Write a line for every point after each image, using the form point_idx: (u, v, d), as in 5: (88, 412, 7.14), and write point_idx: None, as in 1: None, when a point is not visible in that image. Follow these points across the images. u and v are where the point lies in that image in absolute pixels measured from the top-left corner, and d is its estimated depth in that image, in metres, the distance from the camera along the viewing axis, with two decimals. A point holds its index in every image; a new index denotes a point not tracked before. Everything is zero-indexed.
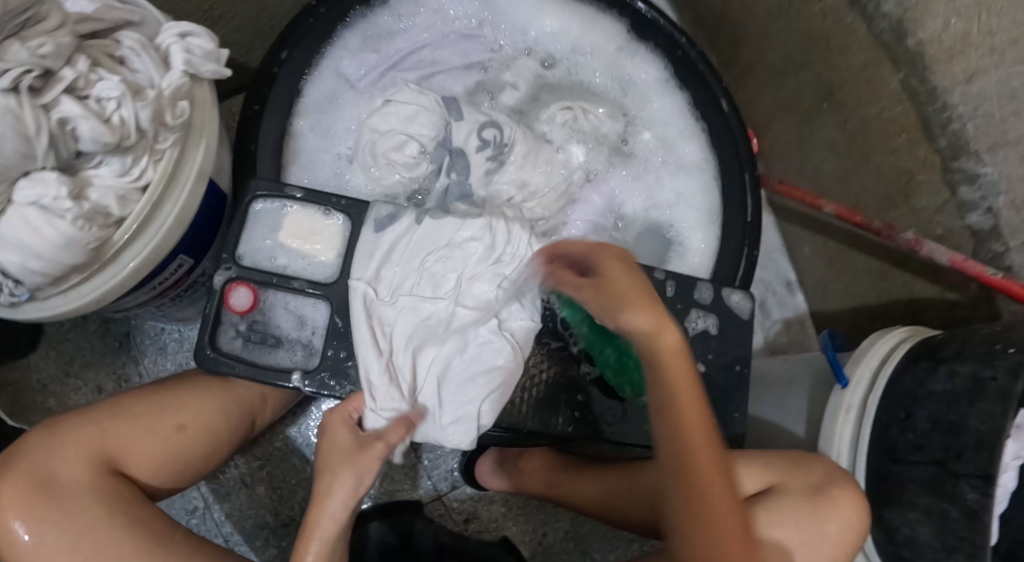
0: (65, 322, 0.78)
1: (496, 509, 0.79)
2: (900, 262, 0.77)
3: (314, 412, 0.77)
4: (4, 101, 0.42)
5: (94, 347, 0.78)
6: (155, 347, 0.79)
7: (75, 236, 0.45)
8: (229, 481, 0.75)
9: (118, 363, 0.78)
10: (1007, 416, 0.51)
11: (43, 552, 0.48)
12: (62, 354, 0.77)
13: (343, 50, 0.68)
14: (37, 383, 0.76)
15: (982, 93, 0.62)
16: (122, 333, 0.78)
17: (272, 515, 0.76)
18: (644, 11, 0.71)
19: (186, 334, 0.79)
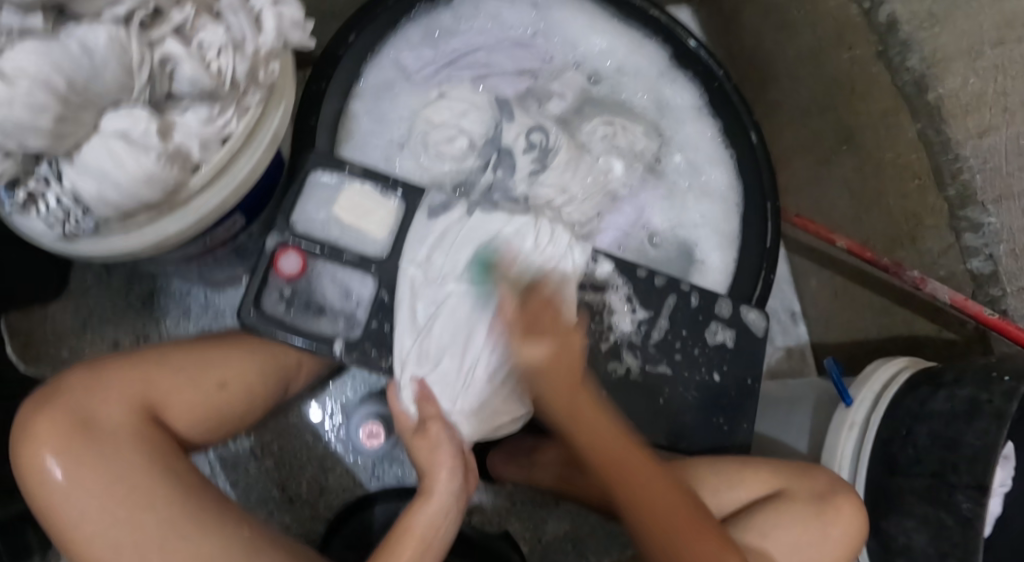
0: (88, 275, 0.78)
1: (501, 502, 0.83)
2: (901, 299, 0.82)
3: (333, 390, 0.80)
4: (115, 30, 0.46)
5: (116, 304, 0.78)
6: (179, 309, 0.78)
7: (157, 172, 0.48)
8: (240, 452, 0.78)
9: (140, 323, 0.77)
10: (1001, 434, 0.59)
11: (76, 489, 0.49)
12: (82, 307, 0.77)
13: (405, 43, 0.75)
14: (52, 332, 0.76)
15: (993, 148, 0.68)
16: (147, 291, 0.78)
17: (278, 489, 0.78)
18: (694, 48, 0.77)
19: (212, 301, 0.79)
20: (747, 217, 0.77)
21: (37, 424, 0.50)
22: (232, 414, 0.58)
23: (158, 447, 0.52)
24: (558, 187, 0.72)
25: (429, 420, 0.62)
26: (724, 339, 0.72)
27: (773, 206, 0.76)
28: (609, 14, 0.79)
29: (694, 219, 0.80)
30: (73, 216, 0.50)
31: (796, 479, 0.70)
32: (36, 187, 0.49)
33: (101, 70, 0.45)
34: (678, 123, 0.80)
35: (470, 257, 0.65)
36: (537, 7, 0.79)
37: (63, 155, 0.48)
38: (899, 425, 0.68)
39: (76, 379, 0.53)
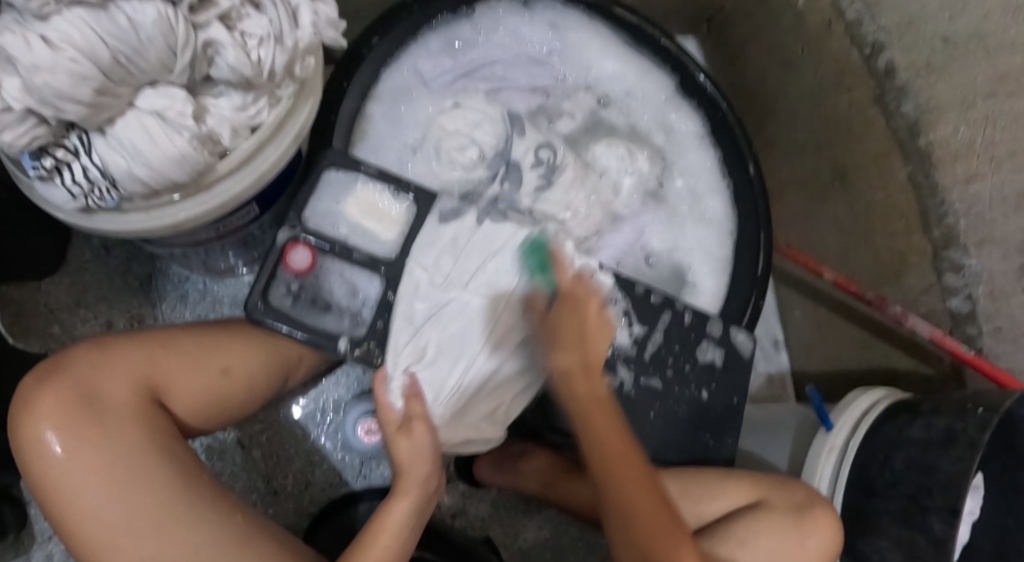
0: (86, 252, 0.77)
1: (485, 508, 0.84)
2: (882, 333, 0.84)
3: (326, 385, 0.80)
4: (164, 10, 0.46)
5: (112, 284, 0.78)
6: (177, 294, 0.79)
7: (189, 154, 0.49)
8: (227, 441, 0.78)
9: (136, 303, 0.78)
10: (974, 459, 0.61)
11: (73, 466, 0.48)
12: (77, 283, 0.76)
13: (423, 51, 0.74)
14: (44, 306, 0.75)
15: (978, 194, 0.71)
16: (145, 273, 0.79)
17: (264, 481, 0.78)
18: (703, 82, 0.79)
19: (210, 288, 0.80)
20: (742, 246, 0.78)
21: (40, 395, 0.49)
22: (233, 402, 0.58)
23: (162, 429, 0.52)
24: (562, 204, 0.73)
25: (414, 419, 0.61)
26: (713, 357, 0.73)
27: (766, 237, 0.77)
28: (623, 40, 0.80)
29: (689, 245, 0.80)
30: (98, 188, 0.51)
31: (777, 492, 0.70)
32: (65, 156, 0.50)
33: (145, 47, 0.47)
34: (681, 151, 0.82)
35: (473, 263, 0.66)
36: (554, 26, 0.79)
37: (96, 128, 0.49)
38: (875, 450, 0.71)
39: (81, 355, 0.52)
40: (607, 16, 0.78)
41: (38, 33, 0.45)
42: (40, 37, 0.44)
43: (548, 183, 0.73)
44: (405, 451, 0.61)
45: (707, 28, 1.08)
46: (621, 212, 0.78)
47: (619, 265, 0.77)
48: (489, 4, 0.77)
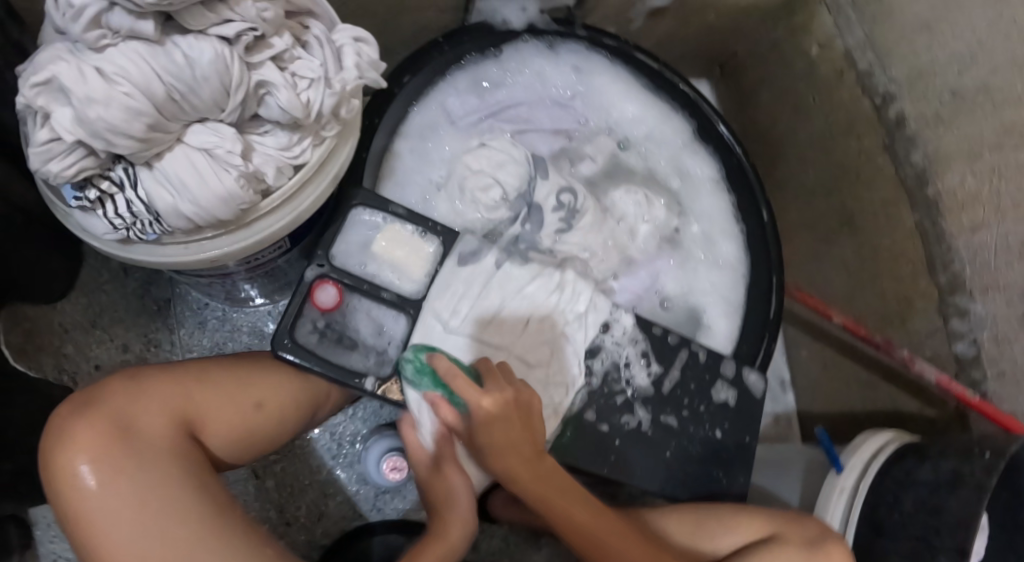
0: (104, 273, 0.76)
1: (495, 541, 0.83)
2: (888, 375, 0.86)
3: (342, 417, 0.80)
4: (221, 50, 0.47)
5: (129, 307, 0.77)
6: (195, 320, 0.79)
7: (235, 192, 0.50)
8: (241, 470, 0.77)
9: (153, 327, 0.77)
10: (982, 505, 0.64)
11: (106, 502, 0.48)
12: (91, 304, 0.76)
13: (452, 89, 0.74)
14: (58, 326, 0.74)
15: (984, 243, 0.74)
16: (163, 298, 0.79)
17: (277, 511, 0.78)
18: (724, 134, 0.82)
19: (230, 315, 0.80)
20: (754, 290, 0.81)
21: (76, 427, 0.49)
22: (263, 436, 0.58)
23: (192, 467, 0.51)
24: (580, 245, 0.76)
25: (445, 460, 0.63)
26: (727, 398, 0.74)
27: (777, 281, 0.80)
28: (644, 85, 0.81)
29: (704, 287, 0.81)
30: (141, 222, 0.51)
31: (789, 527, 0.71)
32: (110, 188, 0.50)
33: (198, 85, 0.48)
34: (699, 190, 0.83)
35: (470, 296, 0.67)
36: (578, 70, 0.80)
37: (143, 161, 0.50)
38: (884, 492, 0.72)
39: (116, 386, 0.52)
40: (628, 61, 0.80)
41: (94, 66, 0.45)
42: (96, 70, 0.45)
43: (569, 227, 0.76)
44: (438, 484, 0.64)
45: (720, 71, 1.10)
46: (637, 255, 0.80)
47: (636, 307, 0.79)
48: (516, 46, 0.77)
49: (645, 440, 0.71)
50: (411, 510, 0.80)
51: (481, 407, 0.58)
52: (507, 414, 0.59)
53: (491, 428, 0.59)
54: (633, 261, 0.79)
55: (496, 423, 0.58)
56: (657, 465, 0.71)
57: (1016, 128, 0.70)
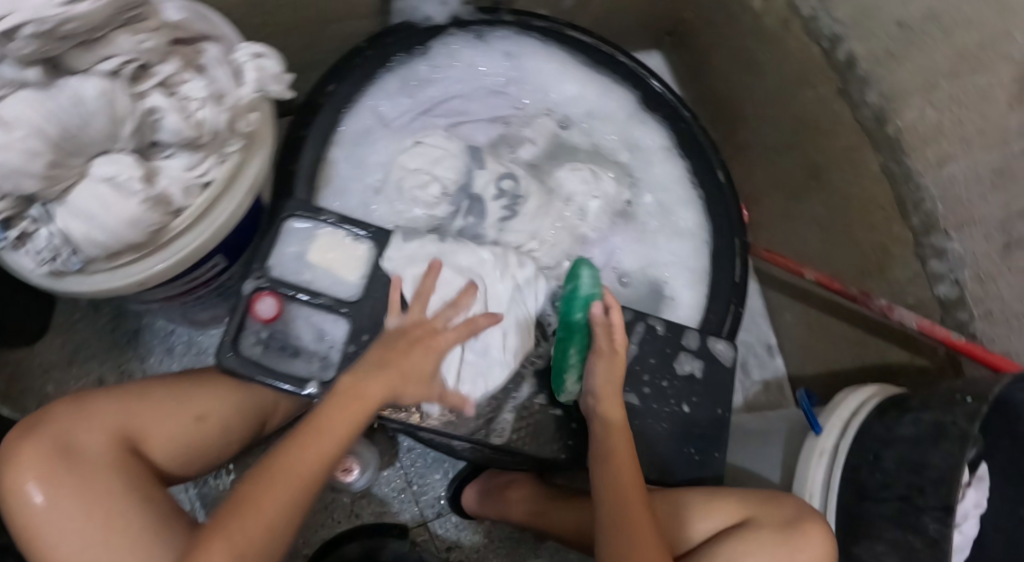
0: (75, 311, 0.81)
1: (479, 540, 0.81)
2: (874, 328, 0.81)
3: None
4: (105, 85, 0.50)
5: (101, 340, 0.81)
6: (163, 347, 0.82)
7: (142, 216, 0.53)
8: (216, 489, 0.79)
9: (124, 358, 0.80)
10: (964, 454, 0.59)
11: (54, 519, 0.51)
12: (69, 342, 0.80)
13: (382, 93, 0.75)
14: (38, 366, 0.78)
15: (953, 176, 0.71)
16: (131, 329, 0.82)
17: None
18: (657, 87, 0.81)
19: (195, 338, 0.83)
20: (717, 256, 0.78)
21: (22, 450, 0.53)
22: (209, 446, 0.60)
23: (132, 479, 0.54)
24: (527, 233, 0.75)
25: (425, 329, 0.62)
26: (692, 369, 0.72)
27: (740, 244, 0.78)
28: (582, 61, 0.80)
29: (666, 258, 0.80)
30: (63, 253, 0.54)
31: (765, 508, 0.67)
32: (30, 225, 0.53)
33: (91, 119, 0.50)
34: (648, 160, 0.81)
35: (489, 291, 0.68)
36: (509, 56, 0.79)
37: (55, 196, 0.53)
38: (864, 450, 0.68)
39: (60, 410, 0.55)
40: (562, 39, 0.79)
41: None
42: None
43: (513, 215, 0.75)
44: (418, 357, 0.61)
45: (670, 41, 1.08)
46: (589, 234, 0.78)
47: None
48: (444, 40, 0.77)
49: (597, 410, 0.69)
50: (388, 513, 0.80)
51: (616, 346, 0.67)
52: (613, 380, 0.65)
53: (598, 370, 0.66)
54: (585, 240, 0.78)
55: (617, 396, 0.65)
56: None
57: None
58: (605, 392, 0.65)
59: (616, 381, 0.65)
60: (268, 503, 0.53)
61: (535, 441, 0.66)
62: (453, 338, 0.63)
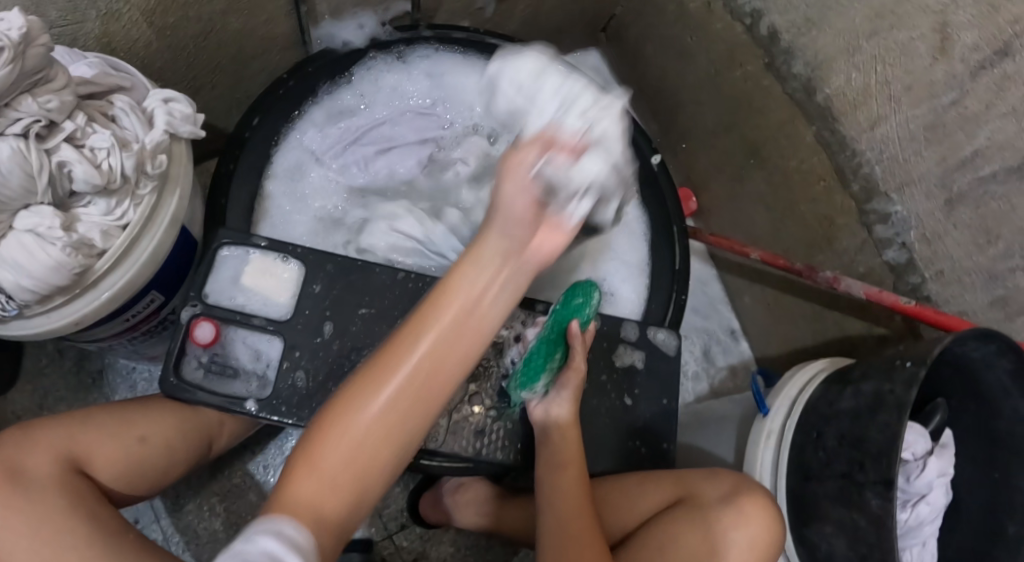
0: (43, 358, 0.85)
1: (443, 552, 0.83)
2: (829, 302, 0.79)
3: (272, 449, 0.83)
4: (16, 144, 0.55)
5: (68, 384, 0.84)
6: (126, 384, 0.86)
7: (64, 261, 0.57)
8: (186, 517, 0.80)
9: (91, 399, 0.84)
10: (902, 421, 0.56)
11: (6, 536, 0.55)
12: (39, 389, 0.83)
13: (310, 125, 0.78)
14: (12, 414, 0.82)
15: (886, 137, 0.69)
16: (96, 370, 0.86)
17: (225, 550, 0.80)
18: None
19: (154, 373, 0.86)
20: (657, 243, 0.77)
21: None
22: (154, 466, 0.65)
23: (80, 494, 0.58)
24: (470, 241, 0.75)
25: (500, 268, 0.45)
26: (632, 361, 0.70)
27: (678, 230, 0.77)
28: None
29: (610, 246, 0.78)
30: None
31: (703, 483, 0.68)
32: None
33: (7, 178, 0.55)
34: None
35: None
36: (431, 76, 0.82)
37: None
38: (808, 428, 0.66)
39: (8, 437, 0.60)
40: (482, 48, 0.81)
41: None
42: None
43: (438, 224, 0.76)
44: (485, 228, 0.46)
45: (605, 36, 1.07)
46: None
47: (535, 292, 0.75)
48: (366, 65, 0.80)
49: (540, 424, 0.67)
50: None
51: (580, 361, 0.64)
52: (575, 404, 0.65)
53: (566, 383, 0.64)
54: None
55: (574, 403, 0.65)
56: None
57: (884, 9, 0.65)
58: (564, 408, 0.64)
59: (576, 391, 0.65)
60: (321, 453, 0.45)
61: (476, 444, 0.65)
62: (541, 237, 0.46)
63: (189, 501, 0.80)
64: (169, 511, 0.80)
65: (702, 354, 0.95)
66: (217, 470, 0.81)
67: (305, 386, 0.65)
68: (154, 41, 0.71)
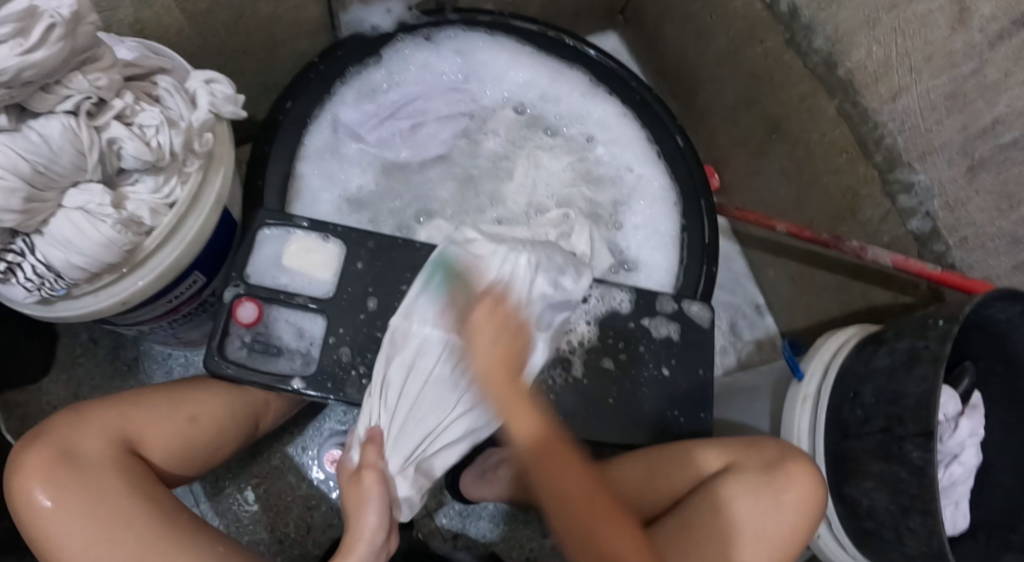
0: (77, 347, 0.85)
1: (482, 529, 0.86)
2: (854, 273, 0.81)
3: (310, 432, 0.86)
4: (67, 121, 0.55)
5: (104, 372, 0.85)
6: (162, 370, 0.86)
7: (114, 237, 0.57)
8: (228, 499, 0.83)
9: (127, 386, 0.85)
10: (938, 376, 0.58)
11: (62, 515, 0.56)
12: (73, 378, 0.83)
13: (344, 103, 0.78)
14: (46, 404, 0.82)
15: (907, 108, 0.71)
16: (131, 357, 0.86)
17: (268, 531, 0.82)
18: (595, 56, 0.83)
19: (191, 359, 0.86)
20: (683, 217, 0.78)
21: (29, 457, 0.57)
22: (204, 446, 0.65)
23: (134, 473, 0.58)
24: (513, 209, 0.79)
25: (366, 469, 0.62)
26: (668, 332, 0.70)
27: (706, 205, 0.78)
28: (531, 49, 0.83)
29: (636, 221, 0.80)
30: (48, 280, 0.58)
31: (746, 454, 0.69)
32: (15, 258, 0.57)
33: (58, 155, 0.55)
34: (604, 134, 0.83)
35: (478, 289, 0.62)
36: (460, 53, 0.83)
37: (35, 229, 0.57)
38: (845, 388, 0.68)
39: (62, 417, 0.60)
40: (507, 30, 0.82)
41: None
42: None
43: (458, 196, 0.80)
44: (357, 505, 0.60)
45: (623, 19, 1.10)
46: (548, 203, 0.80)
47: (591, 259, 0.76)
48: (395, 47, 0.81)
49: (593, 396, 0.68)
50: None
51: (480, 305, 0.61)
52: (493, 357, 0.59)
53: (475, 337, 0.60)
54: (542, 209, 0.80)
55: (492, 350, 0.59)
56: (611, 424, 0.67)
57: None
58: (482, 370, 0.59)
59: (498, 340, 0.60)
60: None
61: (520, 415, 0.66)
62: (376, 490, 0.60)
63: (228, 483, 0.83)
64: (209, 495, 0.82)
65: (729, 328, 0.98)
66: (256, 453, 0.84)
67: (349, 360, 0.65)
68: (186, 27, 0.71)
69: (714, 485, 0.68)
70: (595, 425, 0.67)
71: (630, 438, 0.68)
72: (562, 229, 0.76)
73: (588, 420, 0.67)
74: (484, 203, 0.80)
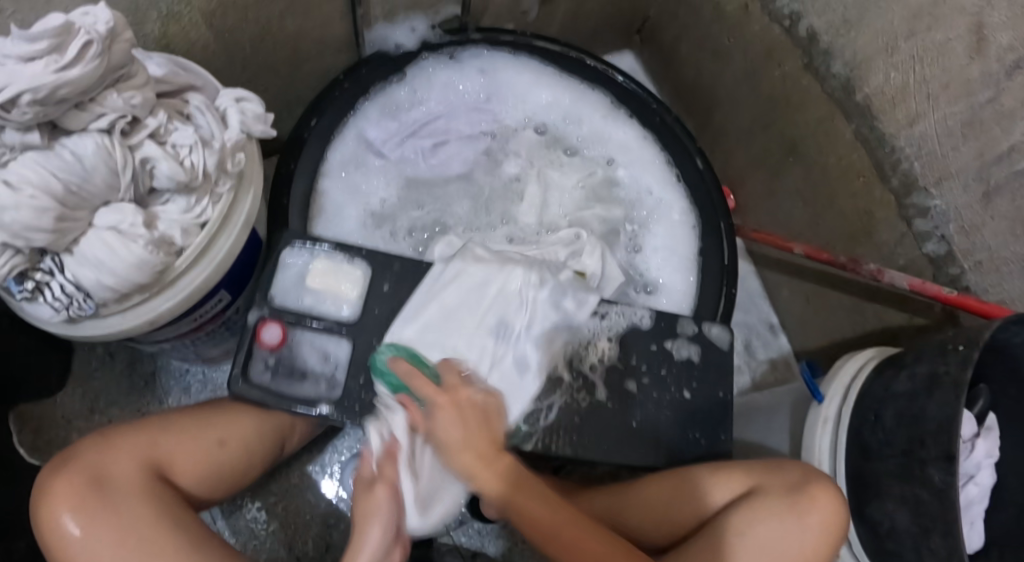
0: (93, 361, 0.84)
1: (501, 545, 0.87)
2: (870, 295, 0.83)
3: (330, 451, 0.86)
4: (101, 140, 0.54)
5: (121, 386, 0.84)
6: (179, 386, 0.86)
7: (146, 258, 0.56)
8: (246, 516, 0.82)
9: (143, 401, 0.84)
10: (960, 401, 0.59)
11: (90, 548, 0.54)
12: (88, 392, 0.83)
13: (367, 120, 0.78)
14: (60, 418, 0.82)
15: (923, 135, 0.72)
16: (148, 372, 0.86)
17: (286, 550, 0.82)
18: (623, 82, 0.84)
19: (210, 376, 0.87)
20: (704, 240, 0.79)
21: (55, 487, 0.56)
22: (230, 469, 0.64)
23: (164, 502, 0.58)
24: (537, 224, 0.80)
25: (380, 480, 0.59)
26: (689, 354, 0.70)
27: (726, 226, 0.79)
28: (554, 70, 0.84)
29: (658, 243, 0.81)
30: (76, 300, 0.57)
31: (769, 476, 0.70)
32: (43, 277, 0.57)
33: (90, 173, 0.54)
34: (626, 155, 0.83)
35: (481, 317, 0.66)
36: (483, 72, 0.84)
37: (64, 248, 0.56)
38: (866, 411, 0.69)
39: (87, 445, 0.59)
40: (530, 51, 0.83)
41: None
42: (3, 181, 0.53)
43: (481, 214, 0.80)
44: (365, 517, 0.57)
45: (639, 39, 1.11)
46: (560, 222, 0.80)
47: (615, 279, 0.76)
48: (419, 65, 0.81)
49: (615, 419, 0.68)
50: None
51: None
52: None
53: None
54: (555, 228, 0.79)
55: None
56: (636, 449, 0.67)
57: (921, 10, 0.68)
58: None
59: None
60: None
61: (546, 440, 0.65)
62: (388, 497, 0.58)
63: (246, 501, 0.83)
64: (225, 513, 0.82)
65: (743, 347, 0.99)
66: (276, 470, 0.84)
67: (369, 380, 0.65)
68: (214, 43, 0.70)
69: (736, 511, 0.68)
70: (616, 449, 0.67)
71: (650, 460, 0.67)
72: (573, 249, 0.74)
73: (610, 443, 0.67)
74: (495, 220, 0.79)
